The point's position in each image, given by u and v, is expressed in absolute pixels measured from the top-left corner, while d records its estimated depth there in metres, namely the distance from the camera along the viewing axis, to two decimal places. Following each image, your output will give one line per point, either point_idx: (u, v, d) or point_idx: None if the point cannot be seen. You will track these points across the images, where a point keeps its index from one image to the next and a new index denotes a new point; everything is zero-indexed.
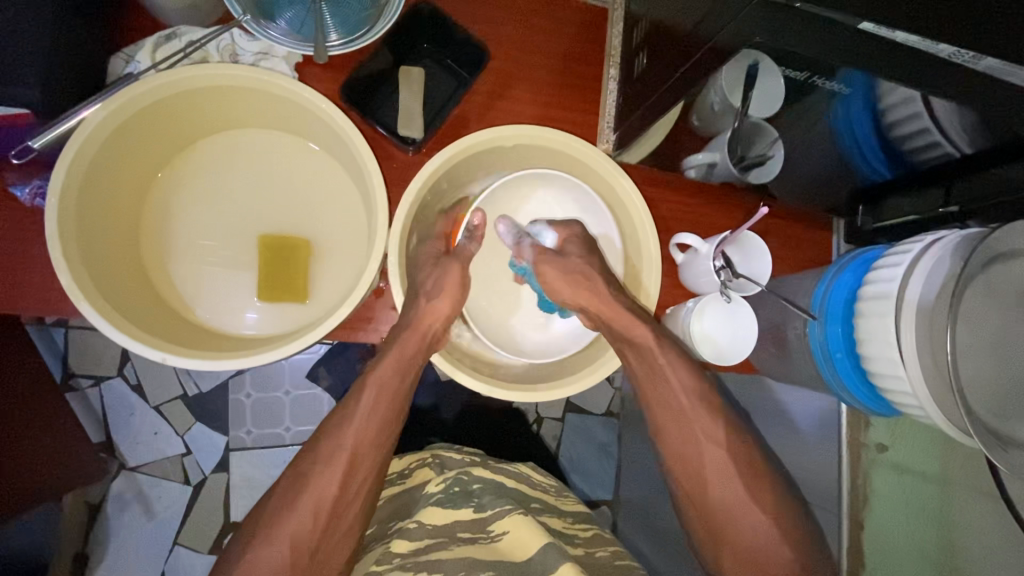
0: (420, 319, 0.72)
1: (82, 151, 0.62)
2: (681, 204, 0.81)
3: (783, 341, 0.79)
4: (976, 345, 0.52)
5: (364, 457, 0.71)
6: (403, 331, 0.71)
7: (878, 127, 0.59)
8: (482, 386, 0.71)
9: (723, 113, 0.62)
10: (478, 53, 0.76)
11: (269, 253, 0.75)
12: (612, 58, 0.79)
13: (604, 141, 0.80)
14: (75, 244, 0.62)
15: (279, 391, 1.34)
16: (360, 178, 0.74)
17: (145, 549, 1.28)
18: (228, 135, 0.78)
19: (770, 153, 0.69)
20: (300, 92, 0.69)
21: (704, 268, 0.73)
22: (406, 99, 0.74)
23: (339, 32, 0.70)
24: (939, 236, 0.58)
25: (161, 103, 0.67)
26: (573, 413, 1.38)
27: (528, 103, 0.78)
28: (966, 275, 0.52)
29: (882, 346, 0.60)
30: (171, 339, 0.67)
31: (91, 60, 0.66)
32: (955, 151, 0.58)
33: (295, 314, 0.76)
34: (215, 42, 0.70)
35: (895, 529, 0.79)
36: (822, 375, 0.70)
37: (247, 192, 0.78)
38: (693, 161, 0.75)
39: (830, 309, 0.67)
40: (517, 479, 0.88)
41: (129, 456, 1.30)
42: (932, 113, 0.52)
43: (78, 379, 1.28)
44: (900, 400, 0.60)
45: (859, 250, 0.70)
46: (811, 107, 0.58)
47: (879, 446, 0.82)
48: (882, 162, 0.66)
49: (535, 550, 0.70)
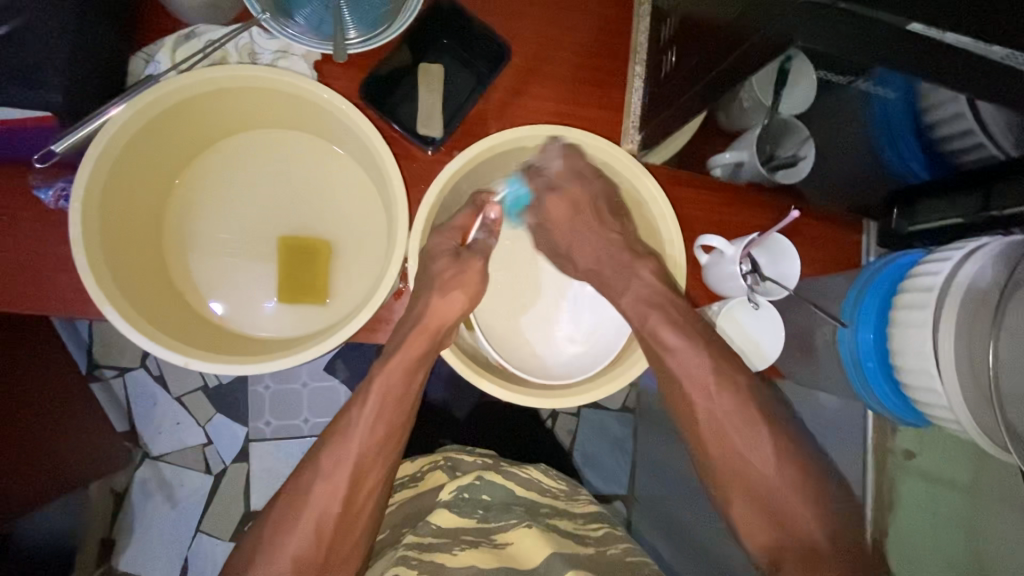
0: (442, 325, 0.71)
1: (105, 154, 0.62)
2: (706, 204, 0.79)
3: (810, 346, 0.76)
4: (1016, 358, 0.50)
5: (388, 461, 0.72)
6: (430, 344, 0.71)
7: (918, 128, 0.57)
8: (501, 391, 0.70)
9: (752, 111, 0.60)
10: (499, 48, 0.74)
11: (288, 253, 0.75)
12: (638, 54, 0.76)
13: (628, 142, 0.78)
14: (98, 248, 0.63)
15: (298, 383, 1.35)
16: (378, 179, 0.74)
17: (169, 536, 1.31)
18: (247, 135, 0.77)
19: (800, 154, 0.68)
20: (319, 92, 0.68)
21: (729, 272, 0.71)
22: (426, 97, 0.73)
23: (358, 28, 0.68)
24: (981, 242, 0.55)
25: (180, 105, 0.67)
26: (588, 408, 1.38)
27: (550, 100, 0.76)
28: (1010, 286, 0.50)
29: (918, 357, 0.58)
30: (192, 342, 0.67)
31: (111, 61, 0.66)
32: (1000, 153, 0.55)
33: (314, 316, 0.76)
34: (234, 41, 0.69)
35: (920, 538, 0.77)
36: (852, 383, 0.68)
37: (266, 193, 0.77)
38: (718, 161, 0.72)
39: (863, 316, 0.65)
40: (527, 489, 0.86)
41: (152, 446, 1.33)
42: (977, 113, 0.50)
43: (102, 370, 1.31)
44: (935, 413, 0.58)
45: (893, 254, 0.67)
46: (848, 106, 0.55)
47: (907, 452, 0.79)
48: (920, 163, 0.64)
49: (540, 561, 0.72)
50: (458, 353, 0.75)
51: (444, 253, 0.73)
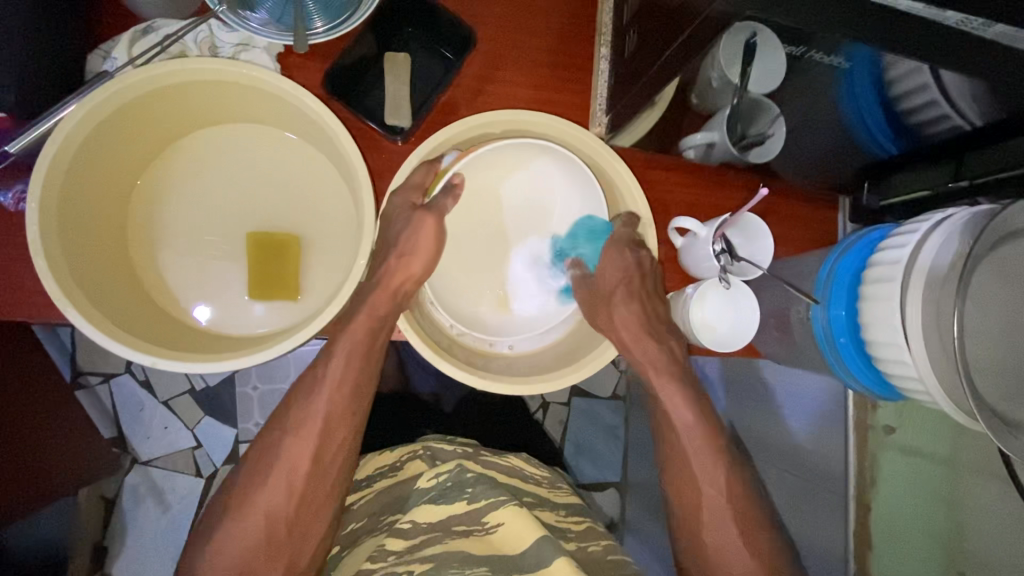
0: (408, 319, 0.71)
1: (60, 154, 0.61)
2: (677, 185, 0.79)
3: (787, 325, 0.76)
4: (982, 327, 0.50)
5: None
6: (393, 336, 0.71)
7: (883, 101, 0.56)
8: (475, 380, 0.69)
9: (722, 90, 0.59)
10: (465, 35, 0.73)
11: (257, 249, 0.74)
12: (604, 36, 0.76)
13: (596, 125, 0.77)
14: (60, 252, 0.62)
15: (286, 383, 1.34)
16: (347, 171, 0.73)
17: (161, 540, 1.30)
18: (211, 130, 0.76)
19: (769, 132, 0.66)
20: (281, 84, 0.67)
21: (704, 253, 0.70)
22: (393, 86, 0.72)
23: (322, 18, 0.68)
24: (948, 214, 0.56)
25: (138, 101, 0.65)
26: (579, 397, 1.38)
27: (519, 86, 0.75)
28: (974, 254, 0.50)
29: (888, 330, 0.58)
30: (160, 341, 0.67)
31: (67, 58, 0.64)
32: (965, 123, 0.55)
33: (287, 312, 0.75)
34: (193, 34, 0.68)
35: (900, 513, 0.78)
36: (826, 359, 0.68)
37: (234, 190, 0.76)
38: (690, 143, 0.71)
39: (834, 291, 0.65)
40: (507, 474, 0.86)
41: (141, 451, 1.32)
42: (940, 83, 0.49)
43: (87, 376, 1.30)
44: (906, 385, 0.58)
45: (865, 229, 0.67)
46: (812, 83, 0.55)
47: (888, 429, 0.81)
48: (887, 136, 0.63)
49: (530, 543, 0.70)
50: (425, 336, 0.73)
51: (419, 227, 0.71)
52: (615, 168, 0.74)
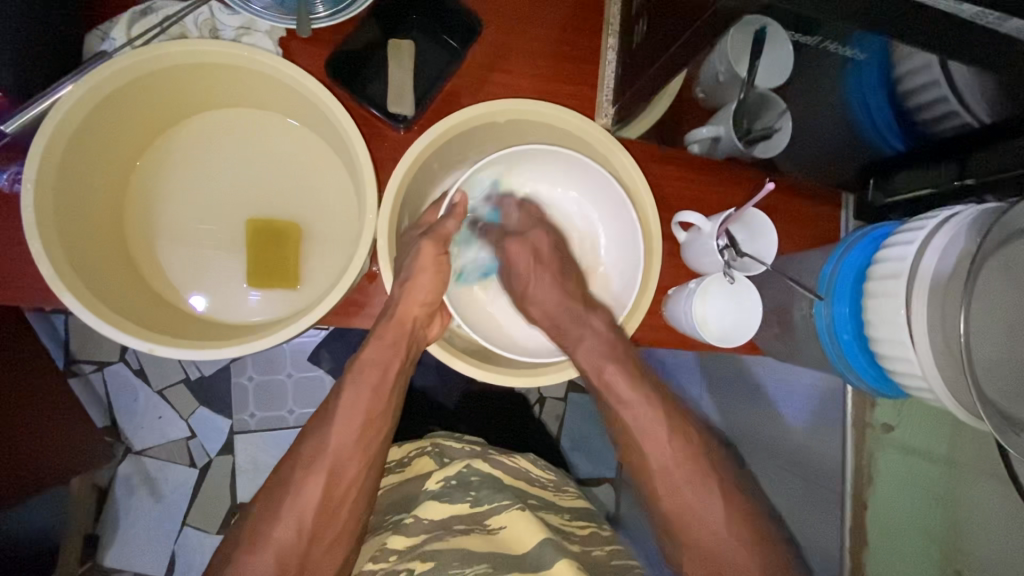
0: (396, 313, 0.70)
1: (56, 136, 0.60)
2: (683, 179, 0.78)
3: (789, 322, 0.76)
4: (988, 326, 0.50)
5: (350, 458, 0.70)
6: (384, 326, 0.70)
7: (893, 95, 0.56)
8: (476, 371, 0.69)
9: (729, 85, 0.59)
10: (470, 22, 0.73)
11: (256, 236, 0.73)
12: (612, 26, 0.75)
13: (602, 116, 0.76)
14: (55, 236, 0.61)
15: (281, 374, 1.33)
16: (348, 158, 0.72)
17: (156, 530, 1.29)
18: (212, 114, 0.75)
19: (777, 126, 0.65)
20: (284, 69, 0.66)
21: (707, 248, 0.70)
22: (396, 73, 0.71)
23: (325, 3, 0.67)
24: (955, 212, 0.55)
25: (137, 84, 0.64)
26: (575, 393, 1.38)
27: (524, 76, 0.74)
28: (982, 252, 0.49)
29: (892, 328, 0.58)
30: (158, 328, 0.66)
31: (63, 37, 0.63)
32: (974, 121, 0.55)
33: (286, 301, 0.75)
34: (193, 16, 0.67)
35: (898, 511, 0.78)
36: (828, 356, 0.68)
37: (233, 176, 0.75)
38: (695, 136, 0.70)
39: (838, 288, 0.65)
40: (515, 477, 0.85)
41: (134, 440, 1.31)
42: (951, 79, 0.49)
43: (81, 364, 1.28)
44: (910, 383, 0.58)
45: (868, 227, 0.67)
46: (825, 76, 0.54)
47: (886, 427, 0.81)
48: (894, 133, 0.63)
49: (532, 544, 0.71)
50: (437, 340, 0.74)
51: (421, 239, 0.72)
52: (620, 159, 0.74)
